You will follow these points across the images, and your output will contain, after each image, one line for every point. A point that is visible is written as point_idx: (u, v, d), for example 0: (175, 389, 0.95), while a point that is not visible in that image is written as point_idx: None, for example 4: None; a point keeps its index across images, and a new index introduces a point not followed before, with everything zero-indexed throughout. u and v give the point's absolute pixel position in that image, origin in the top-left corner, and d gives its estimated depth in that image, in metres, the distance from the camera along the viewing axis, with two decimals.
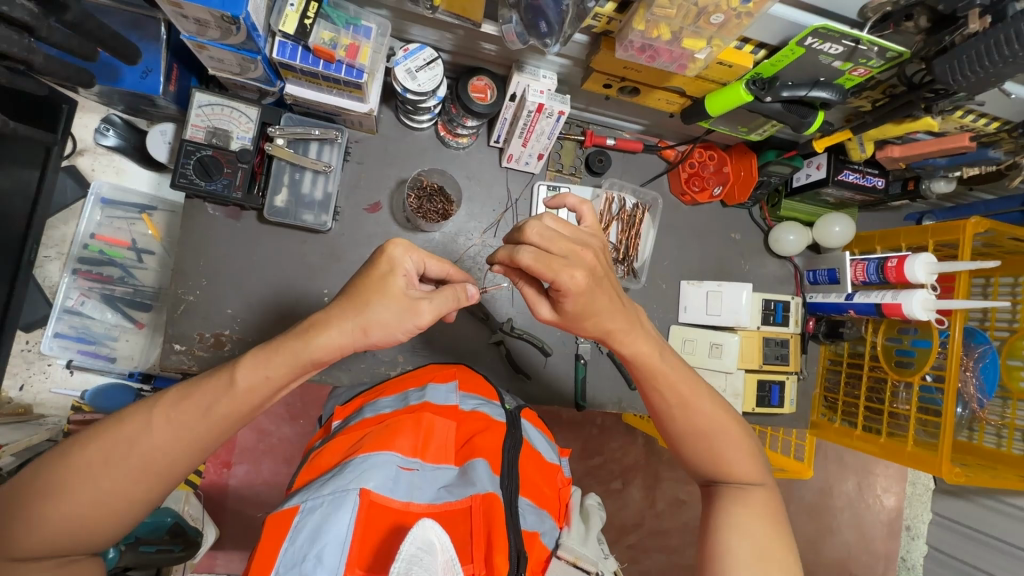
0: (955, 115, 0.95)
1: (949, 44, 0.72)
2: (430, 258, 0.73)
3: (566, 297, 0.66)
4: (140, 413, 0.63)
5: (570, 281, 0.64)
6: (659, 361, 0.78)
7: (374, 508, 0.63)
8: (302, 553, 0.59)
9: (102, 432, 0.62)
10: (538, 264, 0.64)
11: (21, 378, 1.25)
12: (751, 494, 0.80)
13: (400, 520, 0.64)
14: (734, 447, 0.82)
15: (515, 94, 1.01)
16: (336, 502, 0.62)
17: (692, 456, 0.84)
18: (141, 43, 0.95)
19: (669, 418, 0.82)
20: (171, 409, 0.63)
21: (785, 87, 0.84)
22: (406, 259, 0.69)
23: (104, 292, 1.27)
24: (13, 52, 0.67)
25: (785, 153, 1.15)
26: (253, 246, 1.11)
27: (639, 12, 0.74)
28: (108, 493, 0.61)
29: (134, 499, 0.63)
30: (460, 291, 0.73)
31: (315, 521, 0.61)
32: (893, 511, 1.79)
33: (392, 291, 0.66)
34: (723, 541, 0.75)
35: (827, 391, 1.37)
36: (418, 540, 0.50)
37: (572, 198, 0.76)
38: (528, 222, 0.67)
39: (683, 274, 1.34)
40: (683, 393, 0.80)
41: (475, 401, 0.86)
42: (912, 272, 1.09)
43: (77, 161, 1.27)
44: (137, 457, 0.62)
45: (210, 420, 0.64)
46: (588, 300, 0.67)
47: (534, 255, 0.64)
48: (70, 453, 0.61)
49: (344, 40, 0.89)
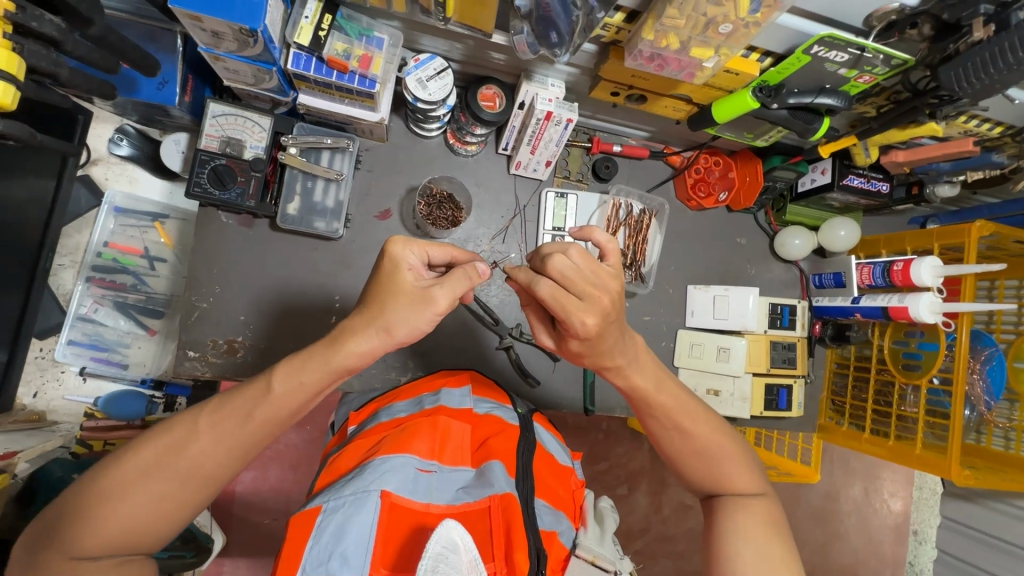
0: (959, 121, 0.94)
1: (953, 52, 0.73)
2: (432, 244, 0.68)
3: (575, 334, 0.68)
4: (186, 420, 0.66)
5: (580, 324, 0.66)
6: (655, 395, 0.79)
7: (395, 509, 0.64)
8: (327, 552, 0.59)
9: (153, 437, 0.65)
10: (555, 301, 0.65)
11: (34, 385, 1.26)
12: (753, 503, 0.80)
13: (421, 521, 0.65)
14: (731, 459, 0.82)
15: (524, 102, 1.02)
16: (358, 502, 0.63)
17: (690, 473, 0.84)
18: (157, 55, 0.97)
19: (664, 438, 0.83)
20: (215, 415, 0.66)
21: (791, 94, 0.85)
22: (406, 255, 0.66)
23: (116, 299, 1.28)
24: (41, 66, 0.69)
25: (791, 158, 1.15)
26: (264, 254, 1.13)
27: (649, 22, 0.75)
28: (161, 496, 0.64)
29: (185, 502, 0.65)
30: (472, 269, 0.68)
31: (338, 521, 0.62)
32: (900, 515, 1.79)
33: (403, 288, 0.64)
34: (728, 549, 0.77)
35: (834, 394, 1.38)
36: (442, 540, 0.51)
37: (599, 233, 0.71)
38: (553, 254, 0.65)
39: (689, 279, 1.35)
40: (675, 418, 0.81)
41: (488, 405, 0.87)
42: (918, 276, 1.10)
43: (91, 170, 1.28)
44: (186, 461, 0.64)
45: (251, 425, 0.66)
46: (594, 343, 0.69)
47: (552, 291, 0.65)
48: (124, 458, 0.64)
49: (357, 51, 0.91)
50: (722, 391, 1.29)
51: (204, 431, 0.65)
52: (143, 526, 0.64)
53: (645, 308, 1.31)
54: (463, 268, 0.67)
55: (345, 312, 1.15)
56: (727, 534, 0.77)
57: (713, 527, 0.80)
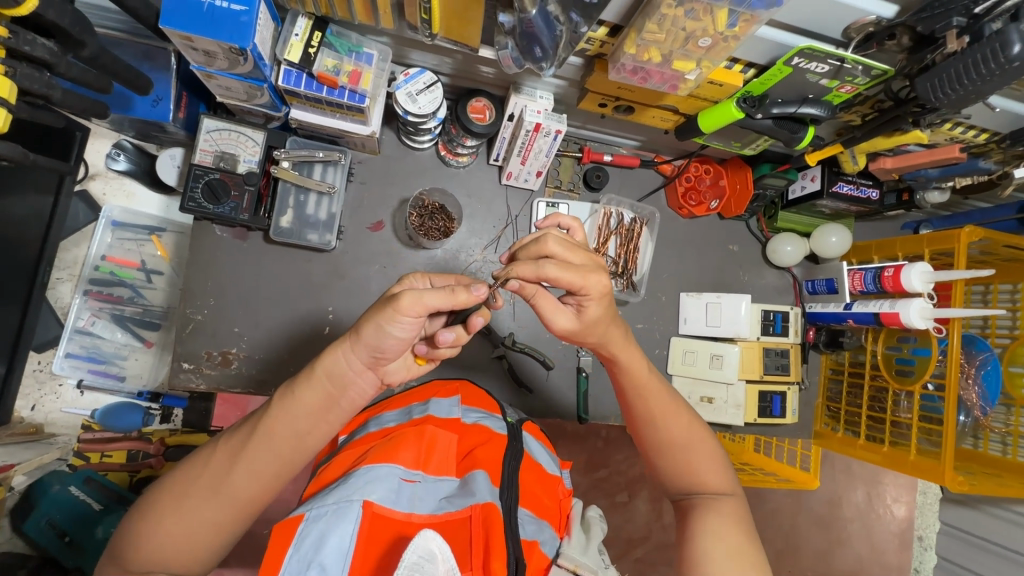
0: (945, 128, 0.96)
1: (930, 63, 0.74)
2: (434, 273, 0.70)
3: (591, 299, 0.70)
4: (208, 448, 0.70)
5: (598, 284, 0.69)
6: (644, 370, 0.82)
7: (377, 519, 0.65)
8: (307, 560, 0.60)
9: (189, 460, 0.69)
10: (568, 275, 0.67)
11: (32, 398, 1.27)
12: (724, 503, 0.81)
13: (403, 531, 0.65)
14: (706, 458, 0.84)
15: (514, 115, 1.03)
16: (340, 512, 0.64)
17: (665, 469, 0.85)
18: (152, 73, 0.99)
19: (643, 427, 0.85)
20: (235, 434, 0.69)
21: (775, 103, 0.86)
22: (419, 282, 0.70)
23: (114, 312, 1.30)
24: (35, 89, 0.70)
25: (779, 166, 1.16)
26: (259, 266, 1.14)
27: (630, 37, 0.77)
28: (190, 514, 0.65)
29: (213, 519, 0.66)
30: (461, 293, 0.63)
31: (320, 530, 0.63)
32: (904, 521, 1.77)
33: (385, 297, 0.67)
34: (697, 543, 0.77)
35: (829, 400, 1.38)
36: (420, 549, 0.52)
37: (566, 217, 0.80)
38: (543, 235, 0.70)
39: (682, 286, 1.35)
40: (656, 407, 0.83)
41: (477, 414, 0.89)
42: (908, 282, 1.10)
43: (88, 185, 1.30)
44: (209, 476, 0.66)
45: (258, 441, 0.67)
46: (611, 302, 0.72)
47: (561, 269, 0.66)
48: (167, 480, 0.68)
49: (346, 66, 0.93)
50: (716, 398, 1.29)
51: (220, 451, 0.68)
52: (176, 552, 0.65)
53: (639, 316, 1.31)
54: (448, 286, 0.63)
55: (338, 324, 1.16)
56: (699, 529, 0.78)
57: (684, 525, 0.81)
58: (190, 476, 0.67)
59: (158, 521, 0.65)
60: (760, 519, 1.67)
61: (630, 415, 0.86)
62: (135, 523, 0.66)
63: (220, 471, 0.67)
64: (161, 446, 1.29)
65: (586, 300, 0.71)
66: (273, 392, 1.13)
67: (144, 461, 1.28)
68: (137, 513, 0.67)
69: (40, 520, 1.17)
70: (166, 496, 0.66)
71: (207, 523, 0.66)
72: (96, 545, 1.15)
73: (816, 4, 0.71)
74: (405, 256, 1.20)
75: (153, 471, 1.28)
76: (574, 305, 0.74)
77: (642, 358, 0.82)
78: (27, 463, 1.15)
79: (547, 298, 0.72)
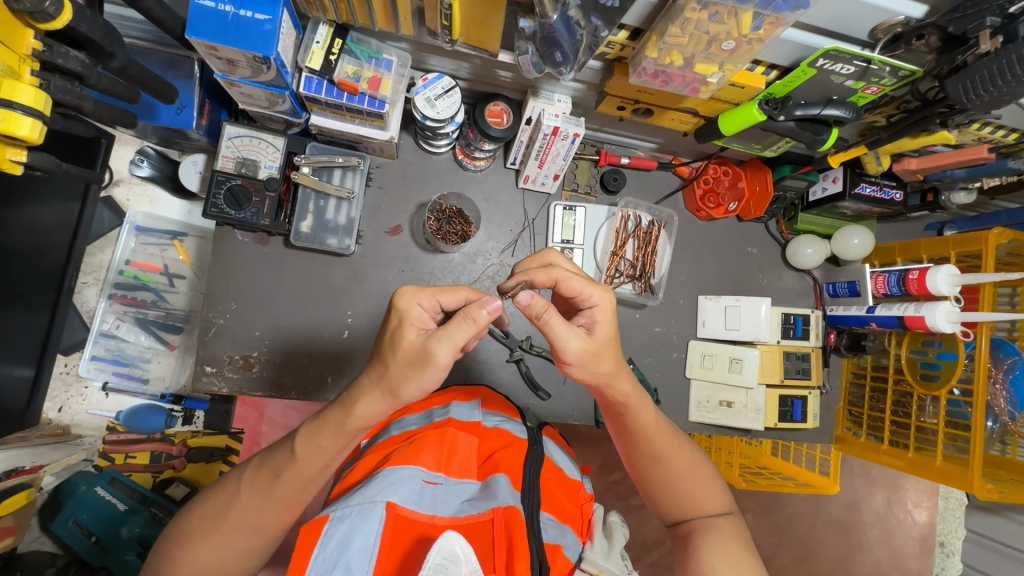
0: (973, 128, 0.92)
1: (961, 63, 0.73)
2: (443, 292, 0.66)
3: (597, 313, 0.70)
4: (234, 477, 0.72)
5: (603, 295, 0.70)
6: (645, 407, 0.79)
7: (400, 520, 0.65)
8: (331, 561, 0.60)
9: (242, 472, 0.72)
10: (585, 290, 0.70)
11: (59, 400, 1.30)
12: (724, 523, 0.81)
13: (425, 532, 0.66)
14: (705, 483, 0.84)
15: (531, 118, 1.04)
16: (364, 513, 0.65)
17: (664, 498, 0.84)
18: (176, 82, 1.00)
19: (644, 462, 0.82)
20: (278, 457, 0.70)
21: (798, 106, 0.85)
22: (412, 307, 0.64)
23: (138, 316, 1.32)
24: (67, 101, 0.71)
25: (800, 167, 1.13)
26: (280, 270, 1.15)
27: (652, 40, 0.76)
28: (238, 518, 0.68)
29: (260, 525, 0.69)
30: (472, 310, 0.61)
31: (344, 530, 0.63)
32: (925, 526, 1.75)
33: (403, 348, 0.62)
34: (704, 567, 0.76)
35: (851, 405, 1.35)
36: (444, 551, 0.53)
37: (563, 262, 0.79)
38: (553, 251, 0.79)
39: (700, 289, 1.34)
40: (656, 440, 0.80)
41: (496, 418, 0.91)
42: (934, 284, 1.08)
43: (113, 191, 1.33)
44: (255, 489, 0.69)
45: (302, 460, 0.68)
46: (618, 322, 0.71)
47: (579, 282, 0.70)
48: (221, 488, 0.71)
49: (366, 73, 0.93)
50: (735, 402, 1.28)
51: (268, 496, 0.69)
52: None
53: (656, 319, 1.30)
54: (462, 311, 0.61)
55: (357, 328, 1.17)
56: (704, 551, 0.77)
57: (686, 549, 0.80)
58: (236, 508, 0.68)
59: (197, 544, 0.67)
60: (776, 522, 1.66)
61: (629, 451, 0.83)
62: (189, 541, 0.68)
63: (266, 508, 0.69)
64: (184, 447, 1.33)
65: (595, 313, 0.70)
66: (293, 395, 1.14)
67: (166, 463, 1.32)
68: (184, 527, 0.70)
69: (68, 521, 1.21)
70: (215, 517, 0.69)
71: (243, 546, 0.69)
72: (121, 545, 1.20)
73: (844, 6, 0.69)
74: (423, 260, 1.20)
75: (174, 473, 1.31)
76: (582, 326, 0.71)
77: (647, 400, 0.80)
78: (55, 465, 1.19)
79: (557, 313, 0.67)
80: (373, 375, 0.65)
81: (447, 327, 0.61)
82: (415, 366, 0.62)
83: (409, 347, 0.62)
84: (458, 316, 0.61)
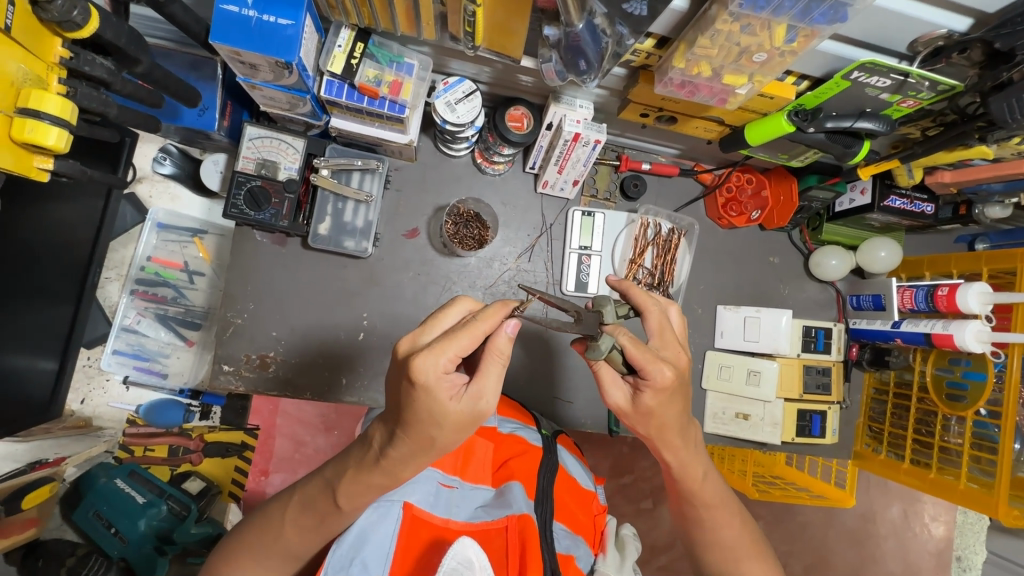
0: (1011, 143, 0.87)
1: (1005, 79, 0.70)
2: (457, 342, 0.61)
3: (648, 389, 0.75)
4: (267, 510, 0.74)
5: (659, 373, 0.73)
6: (698, 480, 0.87)
7: (416, 521, 0.67)
8: (349, 557, 0.63)
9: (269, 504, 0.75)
10: (659, 333, 0.81)
11: (82, 392, 1.33)
12: None
13: (441, 535, 0.67)
14: (754, 559, 0.88)
15: (552, 123, 1.01)
16: (382, 511, 0.67)
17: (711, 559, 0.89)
18: (198, 83, 1.01)
19: (691, 526, 0.91)
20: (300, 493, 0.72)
21: (829, 117, 0.82)
22: (442, 374, 0.60)
23: (158, 312, 1.33)
24: (92, 108, 0.72)
25: (827, 178, 1.11)
26: (299, 271, 1.16)
27: (680, 50, 0.74)
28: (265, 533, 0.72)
29: (286, 541, 0.72)
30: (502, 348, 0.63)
31: (360, 528, 0.66)
32: (942, 540, 1.71)
33: (451, 418, 0.61)
34: None
35: (872, 420, 1.32)
36: (458, 557, 0.55)
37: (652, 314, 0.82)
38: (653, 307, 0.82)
39: (719, 298, 1.31)
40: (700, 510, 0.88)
41: (512, 425, 0.89)
42: (963, 302, 1.04)
43: (137, 188, 1.35)
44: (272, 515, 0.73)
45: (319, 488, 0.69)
46: (670, 394, 0.76)
47: (657, 325, 0.81)
48: (260, 514, 0.74)
49: (387, 77, 0.92)
50: (752, 415, 1.25)
51: (288, 518, 0.71)
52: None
53: None
54: (490, 351, 0.63)
55: (372, 330, 1.17)
56: None
57: None
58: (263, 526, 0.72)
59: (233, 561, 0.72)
60: (789, 531, 1.64)
61: (678, 513, 0.92)
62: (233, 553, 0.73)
63: (286, 530, 0.71)
64: (200, 442, 1.37)
65: (643, 385, 0.75)
66: (308, 396, 1.15)
67: (183, 457, 1.35)
68: (233, 544, 0.74)
69: (88, 512, 1.25)
70: (246, 539, 0.73)
71: (271, 560, 0.73)
72: (139, 536, 1.24)
73: (882, 18, 0.67)
74: (438, 265, 1.20)
75: (191, 466, 1.35)
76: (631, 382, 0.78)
77: (700, 458, 0.86)
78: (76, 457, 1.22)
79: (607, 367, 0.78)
80: (411, 435, 0.62)
81: (484, 378, 0.62)
82: (466, 427, 0.64)
83: (456, 415, 0.61)
84: (487, 356, 0.63)
